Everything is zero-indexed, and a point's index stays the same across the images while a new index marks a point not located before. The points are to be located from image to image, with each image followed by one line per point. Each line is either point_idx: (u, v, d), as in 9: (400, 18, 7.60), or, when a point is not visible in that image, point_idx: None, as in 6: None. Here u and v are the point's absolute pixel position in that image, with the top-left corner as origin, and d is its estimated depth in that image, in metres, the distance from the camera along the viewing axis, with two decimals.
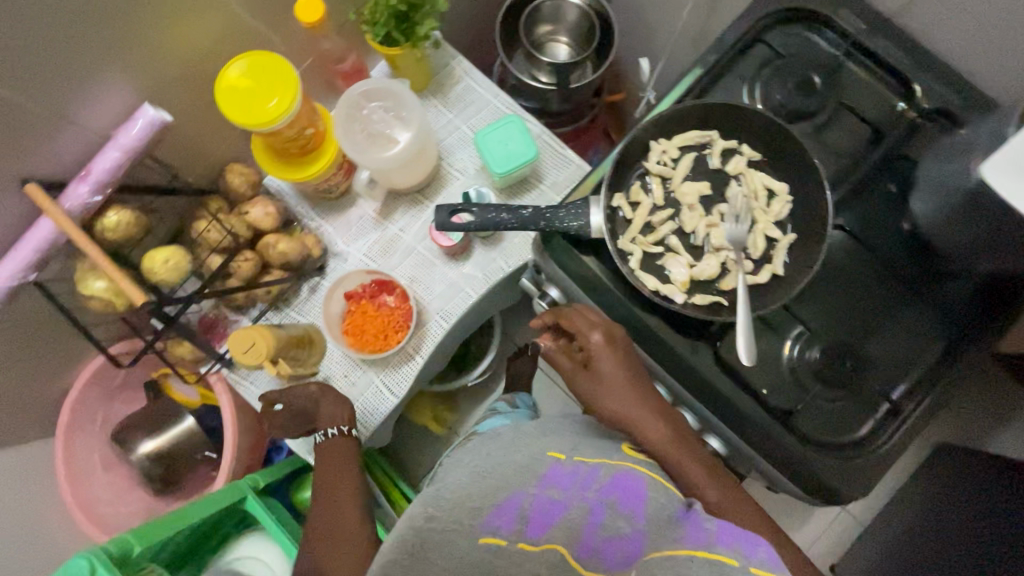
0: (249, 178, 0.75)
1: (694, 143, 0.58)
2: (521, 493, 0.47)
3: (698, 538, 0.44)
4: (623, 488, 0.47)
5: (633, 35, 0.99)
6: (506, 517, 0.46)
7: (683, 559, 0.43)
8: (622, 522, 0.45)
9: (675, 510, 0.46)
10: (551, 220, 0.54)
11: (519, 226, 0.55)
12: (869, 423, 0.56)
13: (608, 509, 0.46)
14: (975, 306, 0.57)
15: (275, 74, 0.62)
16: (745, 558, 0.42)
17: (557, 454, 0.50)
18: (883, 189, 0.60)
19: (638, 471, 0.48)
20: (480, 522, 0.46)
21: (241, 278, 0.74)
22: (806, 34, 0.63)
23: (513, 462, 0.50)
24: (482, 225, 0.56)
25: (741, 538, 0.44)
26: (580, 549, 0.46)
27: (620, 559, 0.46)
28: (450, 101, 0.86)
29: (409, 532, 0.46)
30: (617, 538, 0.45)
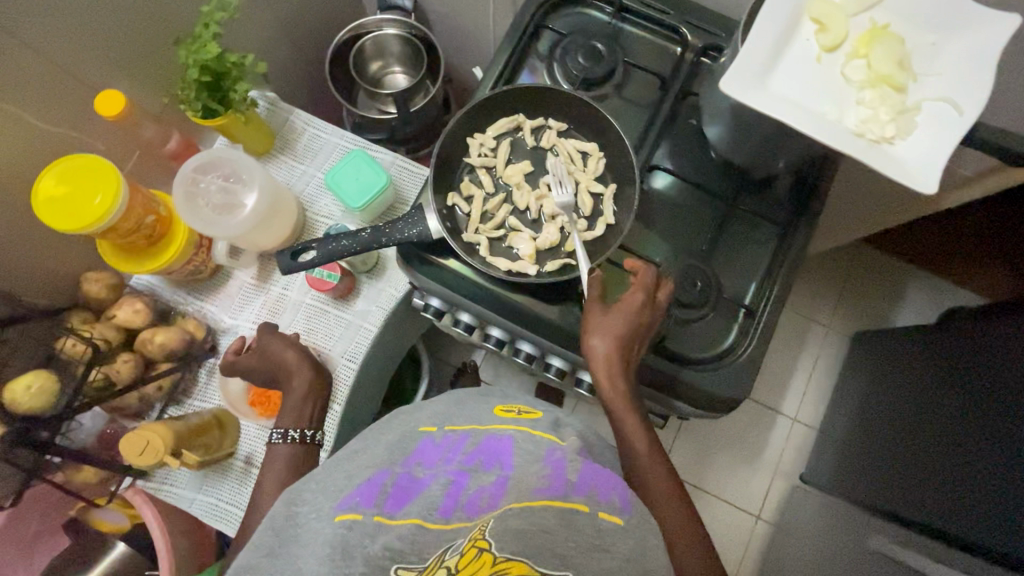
0: (106, 282, 0.74)
1: (506, 130, 0.65)
2: (386, 470, 0.45)
3: (558, 484, 0.42)
4: (490, 448, 0.46)
5: (461, 49, 1.05)
6: (366, 492, 0.42)
7: (539, 507, 0.40)
8: (486, 476, 0.44)
9: (544, 452, 0.45)
10: (391, 234, 0.59)
11: (361, 249, 0.59)
12: (734, 331, 0.62)
13: (474, 471, 0.44)
14: (782, 206, 0.66)
15: (91, 174, 0.63)
16: (597, 502, 0.42)
17: (429, 430, 0.50)
18: (685, 125, 0.67)
19: (506, 430, 0.48)
20: (337, 502, 0.42)
21: (123, 381, 0.72)
22: (581, 10, 0.70)
23: (384, 448, 0.49)
24: (326, 257, 0.61)
25: (599, 481, 0.44)
26: (439, 513, 0.41)
27: (484, 509, 0.41)
28: (299, 154, 0.87)
29: (276, 520, 0.44)
30: (481, 492, 0.42)
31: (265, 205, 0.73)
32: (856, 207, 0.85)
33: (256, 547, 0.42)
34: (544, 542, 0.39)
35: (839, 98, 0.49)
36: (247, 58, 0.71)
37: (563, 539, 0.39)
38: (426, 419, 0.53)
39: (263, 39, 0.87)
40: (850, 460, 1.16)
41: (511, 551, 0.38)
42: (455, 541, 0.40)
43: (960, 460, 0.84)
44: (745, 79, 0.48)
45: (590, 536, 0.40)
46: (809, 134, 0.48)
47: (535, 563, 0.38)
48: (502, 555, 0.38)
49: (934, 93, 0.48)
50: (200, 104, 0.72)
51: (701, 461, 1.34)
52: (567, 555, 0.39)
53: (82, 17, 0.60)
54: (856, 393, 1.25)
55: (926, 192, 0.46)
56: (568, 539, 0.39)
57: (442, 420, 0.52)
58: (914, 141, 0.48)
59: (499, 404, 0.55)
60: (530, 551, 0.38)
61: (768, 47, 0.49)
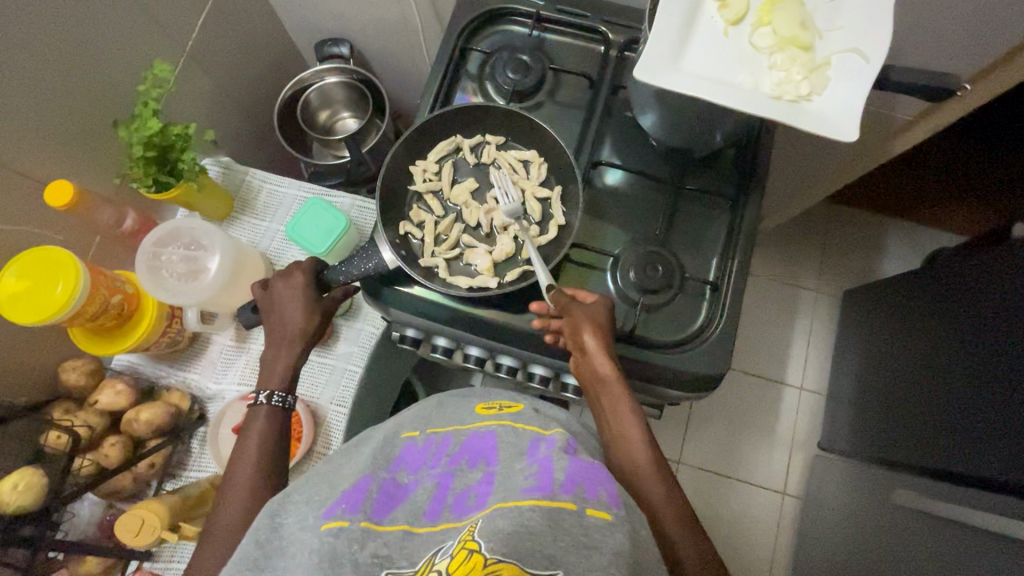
0: (85, 369, 0.74)
1: (447, 152, 0.67)
2: (371, 476, 0.47)
3: (545, 484, 0.42)
4: (471, 448, 0.51)
5: (404, 85, 1.08)
6: (351, 500, 0.44)
7: (526, 507, 0.40)
8: (470, 476, 0.48)
9: (524, 446, 0.49)
10: (350, 268, 0.62)
11: (324, 284, 0.65)
12: (704, 310, 0.63)
13: (459, 470, 0.49)
14: (727, 179, 0.67)
15: (49, 264, 0.64)
16: (583, 500, 0.41)
17: (411, 435, 0.55)
18: (620, 119, 0.69)
19: (487, 427, 0.53)
20: (322, 511, 0.43)
21: (114, 465, 0.72)
22: (501, 29, 0.72)
23: (368, 455, 0.52)
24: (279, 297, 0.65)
25: (586, 479, 0.43)
26: (426, 515, 0.44)
27: (471, 506, 0.44)
28: (260, 212, 0.89)
29: (259, 532, 0.43)
30: (466, 491, 0.46)
31: (229, 267, 0.74)
32: (808, 166, 0.86)
33: (240, 561, 0.41)
34: (531, 543, 0.38)
35: (752, 65, 0.50)
36: (190, 128, 0.73)
37: (551, 539, 0.38)
38: (408, 425, 0.57)
39: (205, 107, 0.88)
40: (864, 419, 1.15)
41: (502, 552, 0.37)
42: (444, 546, 0.40)
43: (974, 395, 0.83)
44: (658, 65, 0.49)
45: (578, 535, 0.39)
46: (729, 106, 0.48)
47: (526, 564, 0.37)
48: (493, 556, 0.36)
49: (841, 46, 0.50)
50: (150, 180, 0.74)
51: (717, 446, 1.32)
52: (556, 556, 0.37)
53: (21, 117, 0.62)
54: (857, 350, 1.24)
55: (849, 140, 0.47)
56: (556, 539, 0.38)
57: (423, 424, 0.57)
58: (830, 94, 0.49)
59: (479, 403, 0.59)
60: (522, 552, 0.37)
61: (676, 29, 0.50)
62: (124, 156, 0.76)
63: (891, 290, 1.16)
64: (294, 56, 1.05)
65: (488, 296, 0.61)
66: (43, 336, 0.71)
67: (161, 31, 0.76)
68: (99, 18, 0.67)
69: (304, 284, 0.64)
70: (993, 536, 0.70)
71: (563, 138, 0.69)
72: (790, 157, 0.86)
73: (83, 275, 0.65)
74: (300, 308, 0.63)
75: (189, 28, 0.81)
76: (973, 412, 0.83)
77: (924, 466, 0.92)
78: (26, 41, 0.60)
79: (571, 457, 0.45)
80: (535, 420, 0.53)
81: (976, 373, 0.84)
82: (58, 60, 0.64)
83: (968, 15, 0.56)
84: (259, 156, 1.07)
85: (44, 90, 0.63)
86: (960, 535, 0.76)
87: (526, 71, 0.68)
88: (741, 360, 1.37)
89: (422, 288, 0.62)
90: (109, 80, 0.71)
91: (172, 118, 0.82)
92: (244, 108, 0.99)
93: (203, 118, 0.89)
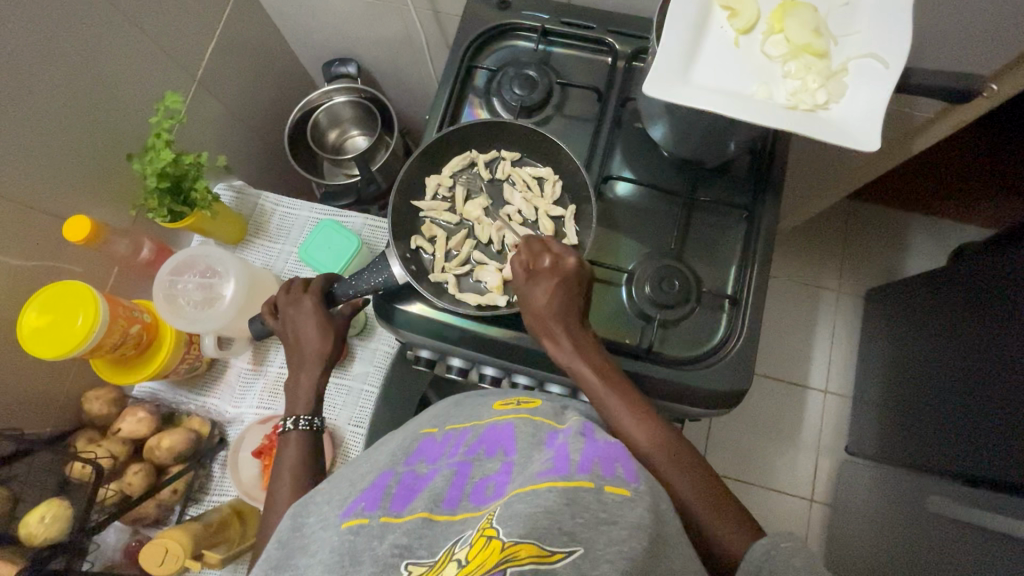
0: (108, 398, 0.75)
1: (461, 167, 0.66)
2: (389, 473, 0.47)
3: (562, 466, 0.42)
4: (489, 438, 0.50)
5: (411, 100, 1.08)
6: (370, 498, 0.44)
7: (542, 489, 0.39)
8: (490, 464, 0.47)
9: (543, 436, 0.48)
10: (360, 283, 0.61)
11: (333, 301, 0.64)
12: (723, 324, 0.62)
13: (477, 459, 0.48)
14: (742, 188, 0.66)
15: (69, 299, 0.65)
16: (600, 477, 0.41)
17: (430, 431, 0.55)
18: (629, 131, 0.68)
19: (505, 420, 0.52)
20: (343, 510, 0.43)
21: (136, 494, 0.72)
22: (506, 44, 0.71)
23: (387, 453, 0.52)
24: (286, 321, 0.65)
25: (602, 457, 0.43)
26: (445, 504, 0.43)
27: (490, 496, 0.43)
28: (274, 234, 0.90)
29: (283, 533, 0.44)
30: (485, 480, 0.45)
31: (244, 294, 0.75)
32: (825, 166, 0.84)
33: (264, 561, 0.41)
34: (549, 521, 0.37)
35: (765, 76, 0.49)
36: (203, 157, 0.74)
37: (568, 516, 0.37)
38: (426, 424, 0.57)
39: (216, 134, 0.90)
40: (893, 423, 1.11)
41: (519, 534, 0.36)
42: (464, 535, 0.39)
43: (1012, 401, 0.80)
44: (665, 80, 0.48)
45: (597, 510, 0.38)
46: (741, 118, 0.47)
47: (545, 542, 0.36)
48: (510, 539, 0.36)
49: (857, 52, 0.48)
50: (166, 210, 0.74)
51: (741, 453, 1.28)
52: (575, 532, 0.37)
53: (37, 156, 0.63)
54: (883, 351, 1.20)
55: (870, 150, 0.45)
56: (574, 516, 0.38)
57: (442, 421, 0.56)
58: (848, 102, 0.47)
59: (497, 400, 0.58)
60: (539, 531, 0.36)
61: (684, 42, 0.49)
62: (139, 187, 0.77)
63: (915, 289, 1.12)
64: (302, 77, 1.06)
65: (497, 315, 0.61)
66: (65, 368, 0.72)
67: (170, 62, 0.77)
68: (109, 54, 0.69)
69: (313, 305, 0.63)
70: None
71: (572, 152, 0.68)
72: (808, 159, 0.84)
73: (102, 308, 0.66)
74: (314, 329, 0.63)
75: (198, 58, 0.82)
76: (1007, 416, 0.80)
77: (957, 472, 0.89)
78: (38, 82, 0.61)
79: (587, 439, 0.45)
80: (554, 413, 0.53)
81: (1009, 375, 0.81)
82: (70, 99, 0.65)
83: (991, 11, 0.53)
84: (270, 178, 1.08)
85: (59, 128, 0.65)
86: (1000, 546, 0.72)
87: (533, 86, 0.67)
88: (762, 364, 1.33)
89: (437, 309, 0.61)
90: (121, 114, 0.72)
91: (184, 147, 0.83)
92: (255, 132, 1.00)
93: (214, 144, 0.90)
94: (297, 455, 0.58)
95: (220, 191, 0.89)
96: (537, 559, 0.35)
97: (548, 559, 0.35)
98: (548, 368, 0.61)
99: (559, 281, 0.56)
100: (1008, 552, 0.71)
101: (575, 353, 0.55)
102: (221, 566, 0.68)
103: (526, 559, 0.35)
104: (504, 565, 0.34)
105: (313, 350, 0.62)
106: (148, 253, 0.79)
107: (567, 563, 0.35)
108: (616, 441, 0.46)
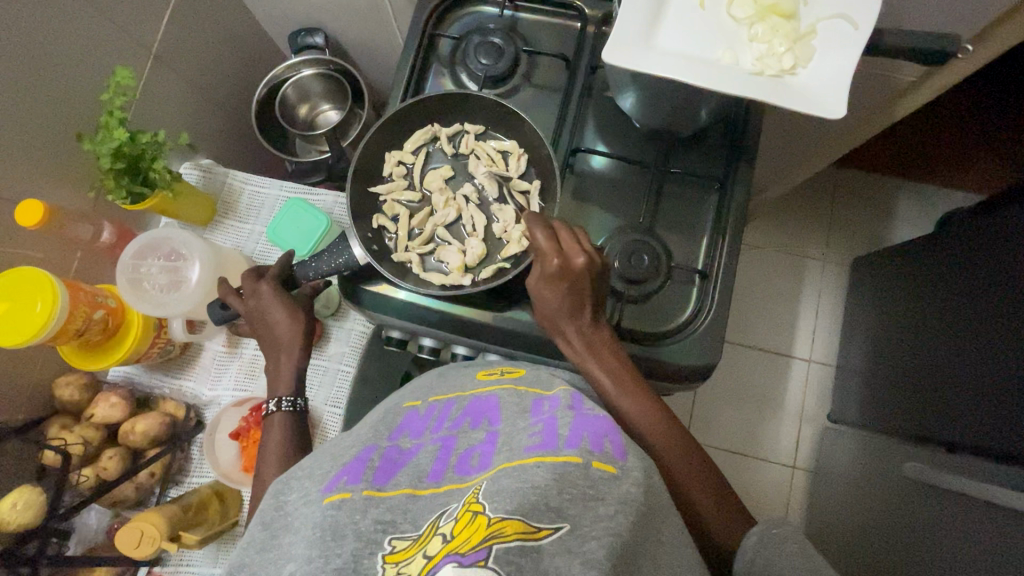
0: (79, 383, 0.75)
1: (424, 141, 0.64)
2: (372, 447, 0.46)
3: (549, 441, 0.42)
4: (474, 411, 0.50)
5: (381, 70, 1.04)
6: (352, 472, 0.42)
7: (531, 464, 0.39)
8: (475, 433, 0.47)
9: (528, 403, 0.49)
10: (320, 265, 0.60)
11: (297, 284, 0.63)
12: (693, 302, 0.61)
13: (462, 431, 0.48)
14: (714, 158, 0.64)
15: (27, 285, 0.64)
16: (589, 453, 0.40)
17: (413, 404, 0.54)
18: (600, 101, 0.65)
19: (490, 391, 0.52)
20: (324, 485, 0.41)
21: (114, 478, 0.72)
22: (468, 10, 0.68)
23: (369, 427, 0.51)
24: (248, 307, 0.63)
25: (590, 432, 0.42)
26: (429, 478, 0.43)
27: (475, 467, 0.43)
28: (243, 214, 0.88)
29: (265, 513, 0.42)
30: (470, 450, 0.45)
31: (209, 275, 0.75)
32: (806, 131, 0.81)
33: (248, 546, 0.39)
34: (535, 497, 0.36)
35: (730, 39, 0.47)
36: (160, 136, 0.72)
37: (556, 492, 0.37)
38: (409, 397, 0.56)
39: (177, 109, 0.86)
40: (876, 391, 1.11)
41: (506, 510, 0.36)
42: (449, 509, 0.38)
43: (990, 367, 0.80)
44: (629, 48, 0.45)
45: (584, 487, 0.38)
46: (708, 84, 0.45)
47: (532, 519, 0.35)
48: (497, 514, 0.35)
49: (827, 11, 0.46)
50: (124, 192, 0.73)
51: (723, 423, 1.29)
52: (562, 509, 0.36)
53: None
54: (867, 320, 1.20)
55: (836, 118, 0.43)
56: (561, 492, 0.37)
57: (425, 393, 0.56)
58: (816, 67, 0.45)
59: (479, 370, 0.58)
60: (526, 507, 0.36)
61: (648, 3, 0.47)
62: (96, 168, 0.75)
63: (900, 257, 1.11)
64: (267, 48, 1.01)
65: (464, 295, 0.60)
66: (34, 353, 0.71)
67: (122, 33, 0.74)
68: (55, 28, 0.65)
69: (272, 288, 0.62)
70: (1020, 516, 0.66)
71: (541, 124, 0.66)
72: (785, 125, 0.82)
73: (61, 294, 0.65)
74: (278, 312, 0.61)
75: (151, 30, 0.78)
76: (986, 383, 0.80)
77: (938, 438, 0.89)
78: None
79: (576, 413, 0.45)
80: (538, 381, 0.53)
81: (989, 343, 0.81)
82: (14, 81, 0.62)
83: None
84: (237, 155, 1.05)
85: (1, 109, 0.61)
86: (982, 515, 0.73)
87: (499, 55, 0.64)
88: (746, 334, 1.33)
89: (406, 292, 0.60)
90: (71, 91, 0.69)
91: (141, 125, 0.80)
92: (219, 107, 0.96)
93: (175, 121, 0.87)
94: (271, 440, 0.58)
95: (186, 171, 0.87)
96: (524, 535, 0.34)
97: (534, 536, 0.34)
98: (520, 346, 0.60)
99: (568, 286, 0.53)
100: (991, 519, 0.71)
101: (586, 353, 0.55)
102: (199, 547, 0.69)
103: (513, 536, 0.34)
104: (489, 542, 0.33)
105: (279, 332, 0.61)
106: (109, 236, 0.78)
107: (553, 539, 0.34)
108: (604, 414, 0.45)
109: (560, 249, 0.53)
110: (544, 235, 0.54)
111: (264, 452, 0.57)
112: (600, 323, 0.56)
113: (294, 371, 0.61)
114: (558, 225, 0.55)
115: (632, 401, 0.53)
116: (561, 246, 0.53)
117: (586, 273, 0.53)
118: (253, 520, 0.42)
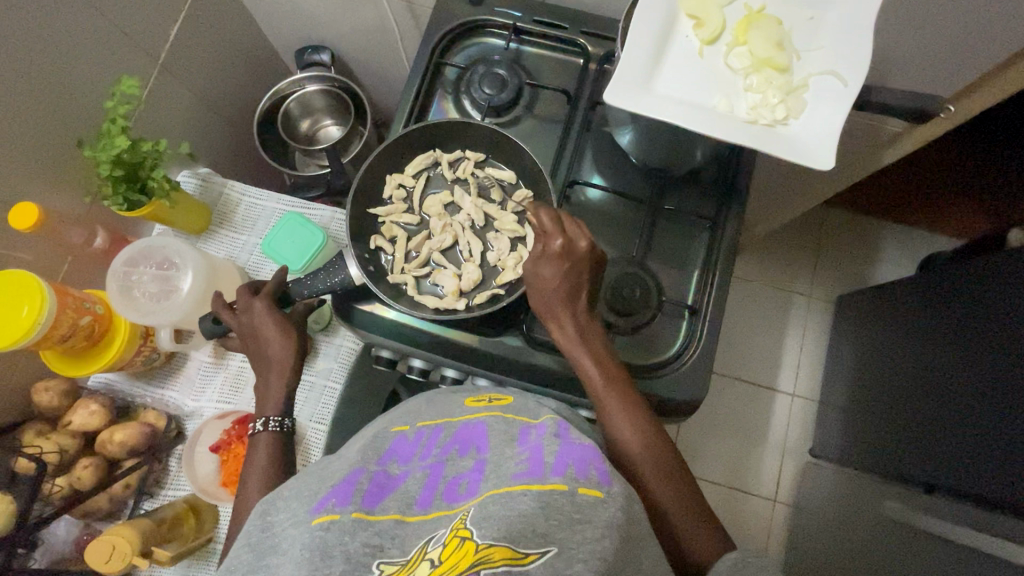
0: (58, 389, 0.74)
1: (425, 165, 0.65)
2: (360, 469, 0.45)
3: (536, 468, 0.41)
4: (462, 438, 0.50)
5: (384, 90, 1.05)
6: (341, 493, 0.41)
7: (517, 491, 0.39)
8: (465, 461, 0.46)
9: (516, 431, 0.48)
10: (317, 283, 0.60)
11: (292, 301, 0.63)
12: (683, 337, 0.61)
13: (450, 459, 0.47)
14: (708, 197, 0.66)
15: (16, 288, 0.64)
16: (574, 480, 0.40)
17: (401, 429, 0.53)
18: (600, 135, 0.67)
19: (479, 418, 0.52)
20: (313, 506, 0.40)
21: (87, 487, 0.72)
22: (475, 41, 0.70)
23: (357, 450, 0.49)
24: (241, 324, 0.62)
25: (576, 459, 0.42)
26: (417, 505, 0.42)
27: (462, 495, 0.43)
28: (238, 224, 0.88)
29: (251, 532, 0.41)
30: (457, 479, 0.45)
31: (201, 286, 0.74)
32: (797, 174, 0.84)
33: (233, 566, 0.39)
34: (522, 525, 0.37)
35: (727, 87, 0.49)
36: (160, 145, 0.71)
37: (542, 519, 0.37)
38: (398, 420, 0.55)
39: (179, 119, 0.87)
40: (856, 426, 1.13)
41: (493, 536, 0.36)
42: (437, 534, 0.38)
43: (959, 410, 0.82)
44: (630, 89, 0.47)
45: (571, 512, 0.38)
46: (703, 131, 0.46)
47: (519, 545, 0.36)
48: (484, 541, 0.36)
49: (818, 67, 0.48)
50: (122, 198, 0.73)
51: (706, 453, 1.30)
52: (549, 533, 0.37)
53: None
54: (849, 357, 1.22)
55: (824, 169, 0.45)
56: (549, 518, 0.37)
57: (414, 418, 0.54)
58: (807, 119, 0.47)
59: (470, 396, 0.57)
60: (513, 533, 0.36)
61: (650, 49, 0.48)
62: (94, 173, 0.75)
63: (884, 296, 1.13)
64: (273, 64, 1.02)
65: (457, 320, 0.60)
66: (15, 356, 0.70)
67: (129, 43, 0.75)
68: (64, 36, 0.66)
69: (265, 306, 0.62)
70: (985, 556, 0.68)
71: (540, 155, 0.67)
72: (776, 166, 0.84)
73: (49, 298, 0.64)
74: (270, 328, 0.61)
75: (159, 41, 0.79)
76: (959, 425, 0.82)
77: (912, 477, 0.91)
78: None
79: (562, 440, 0.44)
80: (527, 409, 0.52)
81: (962, 387, 0.83)
82: (15, 87, 0.62)
83: (951, 34, 0.54)
84: (237, 167, 1.05)
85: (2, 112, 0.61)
86: (950, 555, 0.74)
87: (503, 86, 0.65)
88: (732, 366, 1.35)
89: (396, 313, 0.61)
90: (73, 97, 0.69)
91: (142, 133, 0.81)
92: (221, 117, 0.97)
93: (177, 130, 0.87)
94: (257, 459, 0.57)
95: (183, 179, 0.88)
96: (511, 561, 0.35)
97: (521, 561, 0.35)
98: (512, 373, 0.60)
99: (569, 267, 0.54)
100: (961, 561, 0.72)
101: (576, 342, 0.54)
102: (170, 563, 0.68)
103: (501, 561, 0.34)
104: (477, 568, 0.34)
105: (270, 348, 0.60)
106: (101, 241, 0.77)
107: (541, 563, 0.35)
108: (591, 443, 0.44)
109: (565, 231, 0.55)
110: (550, 217, 0.55)
111: (249, 470, 0.56)
112: (595, 316, 0.56)
113: (282, 389, 0.61)
114: (564, 213, 0.56)
115: (614, 392, 0.53)
116: (565, 229, 0.55)
117: (587, 259, 0.54)
118: (239, 541, 0.41)
